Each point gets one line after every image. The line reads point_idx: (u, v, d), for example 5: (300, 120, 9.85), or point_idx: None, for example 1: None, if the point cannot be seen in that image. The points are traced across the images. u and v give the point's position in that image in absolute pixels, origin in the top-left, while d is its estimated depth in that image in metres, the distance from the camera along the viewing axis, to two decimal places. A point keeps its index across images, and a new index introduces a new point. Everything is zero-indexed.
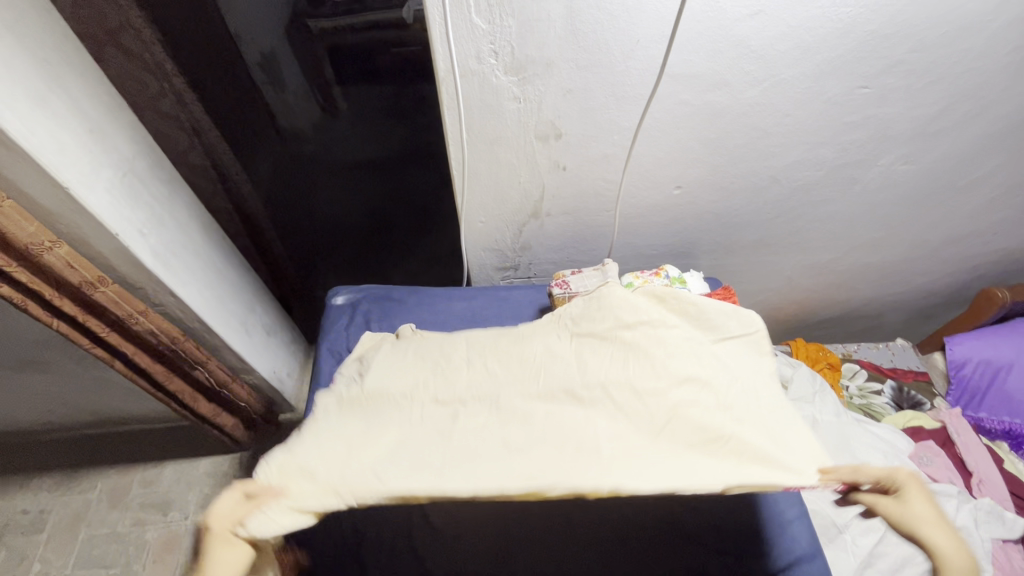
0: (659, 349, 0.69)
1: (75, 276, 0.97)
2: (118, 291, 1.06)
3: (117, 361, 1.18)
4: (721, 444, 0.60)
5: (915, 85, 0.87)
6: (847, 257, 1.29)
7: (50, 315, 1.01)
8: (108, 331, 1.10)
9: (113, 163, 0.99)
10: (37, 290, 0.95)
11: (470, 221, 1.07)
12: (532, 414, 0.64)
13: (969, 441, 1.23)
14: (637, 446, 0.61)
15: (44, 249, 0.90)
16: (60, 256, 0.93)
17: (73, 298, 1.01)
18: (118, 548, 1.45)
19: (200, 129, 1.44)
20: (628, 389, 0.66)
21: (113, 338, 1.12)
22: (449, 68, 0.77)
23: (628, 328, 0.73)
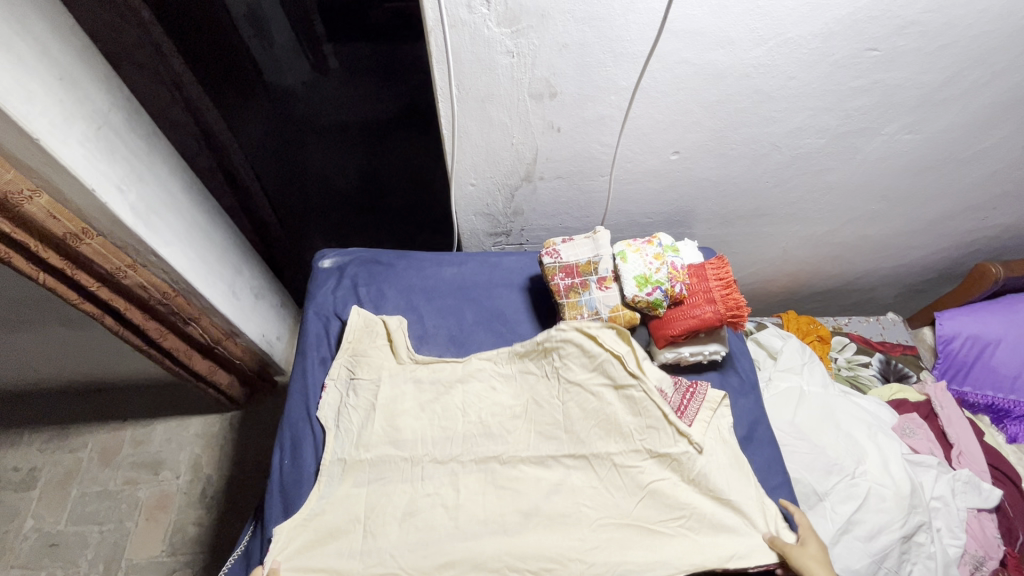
0: (637, 416, 0.89)
1: (60, 227, 0.92)
2: (105, 245, 1.01)
3: (107, 316, 1.15)
4: (682, 521, 0.83)
5: (926, 48, 0.83)
6: (843, 229, 1.27)
7: (33, 267, 0.97)
8: (97, 285, 1.06)
9: (87, 116, 0.94)
10: (19, 241, 0.90)
11: (461, 183, 1.04)
12: (522, 481, 0.87)
13: (952, 414, 1.24)
14: (613, 534, 0.83)
15: (24, 198, 0.85)
16: (42, 207, 0.88)
17: (58, 250, 0.97)
18: (110, 506, 1.47)
19: (181, 83, 1.39)
20: (609, 462, 0.88)
21: (103, 293, 1.08)
22: (439, 18, 0.73)
23: (611, 390, 0.91)
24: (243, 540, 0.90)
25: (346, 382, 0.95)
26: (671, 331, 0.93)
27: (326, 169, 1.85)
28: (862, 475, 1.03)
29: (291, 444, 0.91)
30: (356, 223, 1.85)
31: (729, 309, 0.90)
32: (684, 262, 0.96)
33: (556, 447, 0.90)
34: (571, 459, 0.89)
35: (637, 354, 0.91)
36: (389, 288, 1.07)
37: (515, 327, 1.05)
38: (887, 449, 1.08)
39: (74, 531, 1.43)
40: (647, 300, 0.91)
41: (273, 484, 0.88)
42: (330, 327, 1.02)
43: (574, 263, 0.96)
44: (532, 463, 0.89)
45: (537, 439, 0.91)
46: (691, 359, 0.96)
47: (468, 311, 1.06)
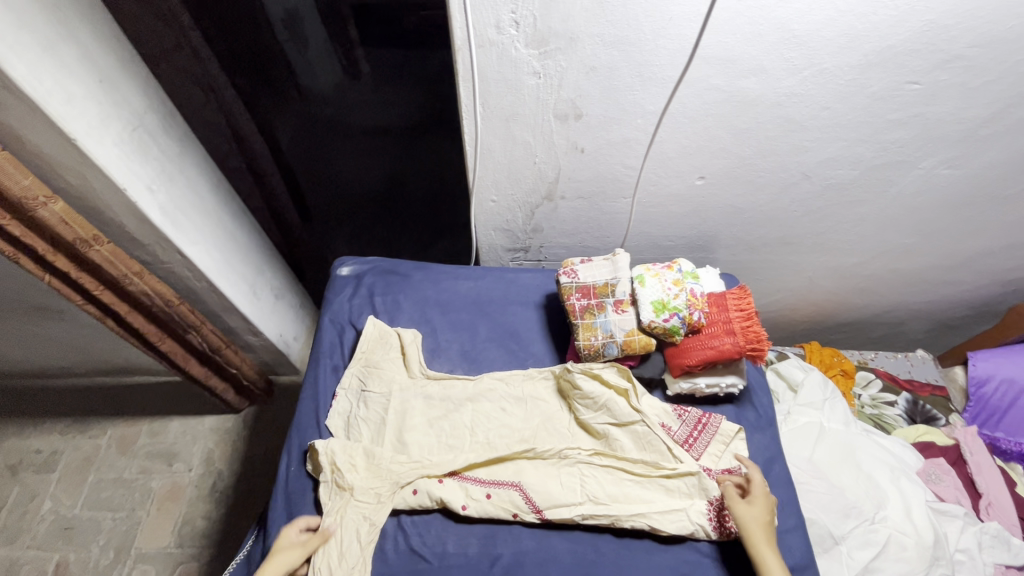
0: (643, 449, 0.89)
1: (70, 233, 0.98)
2: (113, 251, 1.07)
3: (108, 317, 1.20)
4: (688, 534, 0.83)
5: (971, 83, 0.80)
6: (874, 261, 1.23)
7: (42, 269, 1.03)
8: (100, 289, 1.12)
9: (123, 117, 0.97)
10: (31, 245, 0.96)
11: (482, 199, 1.03)
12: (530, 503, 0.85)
13: (982, 461, 1.18)
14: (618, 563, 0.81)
15: (38, 204, 0.90)
16: (55, 213, 0.94)
17: (66, 255, 1.03)
18: (124, 493, 1.50)
19: (214, 87, 1.41)
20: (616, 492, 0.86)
21: (107, 296, 1.14)
22: (467, 38, 0.73)
23: (619, 427, 0.91)
24: (247, 544, 0.91)
25: (357, 392, 0.95)
26: (687, 361, 0.90)
27: (353, 174, 1.90)
28: (882, 520, 0.99)
29: (300, 450, 0.91)
30: (378, 227, 1.85)
31: (748, 341, 0.88)
32: (705, 290, 0.94)
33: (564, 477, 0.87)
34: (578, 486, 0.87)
35: (637, 390, 0.91)
36: (405, 300, 1.07)
37: (529, 346, 1.04)
38: (910, 494, 1.04)
39: (88, 516, 1.47)
40: (664, 326, 0.88)
41: (279, 489, 0.88)
42: (345, 335, 1.03)
43: (591, 284, 0.94)
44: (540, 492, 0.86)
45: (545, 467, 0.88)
46: (707, 391, 0.93)
47: (482, 326, 1.05)
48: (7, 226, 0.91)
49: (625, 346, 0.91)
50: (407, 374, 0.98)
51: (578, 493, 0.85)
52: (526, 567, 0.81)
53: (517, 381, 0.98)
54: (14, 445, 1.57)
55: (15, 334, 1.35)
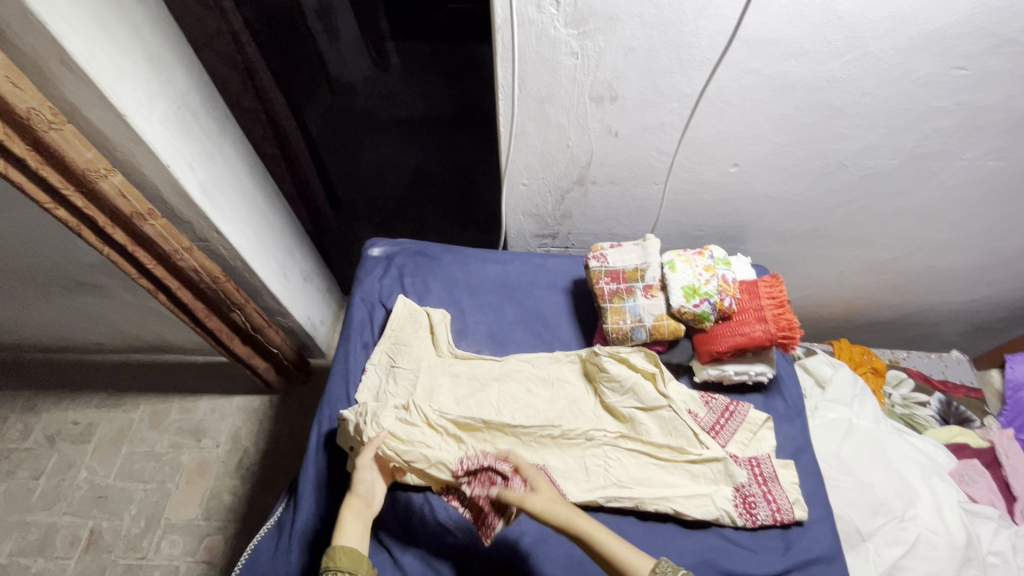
0: (669, 433, 0.89)
1: (127, 207, 1.01)
2: (166, 227, 1.10)
3: (160, 293, 1.24)
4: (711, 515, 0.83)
5: (1021, 68, 0.77)
6: (910, 257, 1.20)
7: (101, 241, 1.07)
8: (154, 264, 1.15)
9: (169, 95, 1.00)
10: (91, 216, 1.00)
11: (513, 183, 1.04)
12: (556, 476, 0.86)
13: (1019, 465, 1.14)
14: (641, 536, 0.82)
15: (100, 175, 0.94)
16: (114, 185, 0.97)
17: (124, 228, 1.06)
18: (155, 466, 1.55)
19: (252, 70, 1.45)
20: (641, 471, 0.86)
21: (159, 271, 1.17)
22: (508, 16, 0.73)
23: (646, 411, 0.90)
24: (277, 512, 0.93)
25: (386, 368, 0.97)
26: (716, 347, 0.89)
27: (382, 162, 1.95)
28: (912, 519, 0.98)
29: (329, 421, 0.93)
30: (407, 214, 1.91)
31: (780, 329, 0.87)
32: (736, 277, 0.93)
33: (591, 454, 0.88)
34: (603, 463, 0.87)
35: (665, 375, 0.91)
36: (434, 281, 1.09)
37: (555, 329, 1.04)
38: (941, 494, 1.02)
39: (121, 486, 1.52)
40: (694, 312, 0.88)
41: (311, 458, 0.91)
42: (375, 313, 1.05)
43: (620, 269, 0.94)
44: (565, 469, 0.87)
45: (570, 445, 0.89)
46: (735, 378, 0.92)
47: (510, 309, 1.06)
48: (69, 197, 0.95)
49: (653, 331, 0.91)
50: (435, 352, 0.99)
51: (601, 477, 0.86)
52: (549, 544, 0.82)
53: (543, 363, 0.98)
54: (53, 416, 1.63)
55: (59, 307, 1.41)
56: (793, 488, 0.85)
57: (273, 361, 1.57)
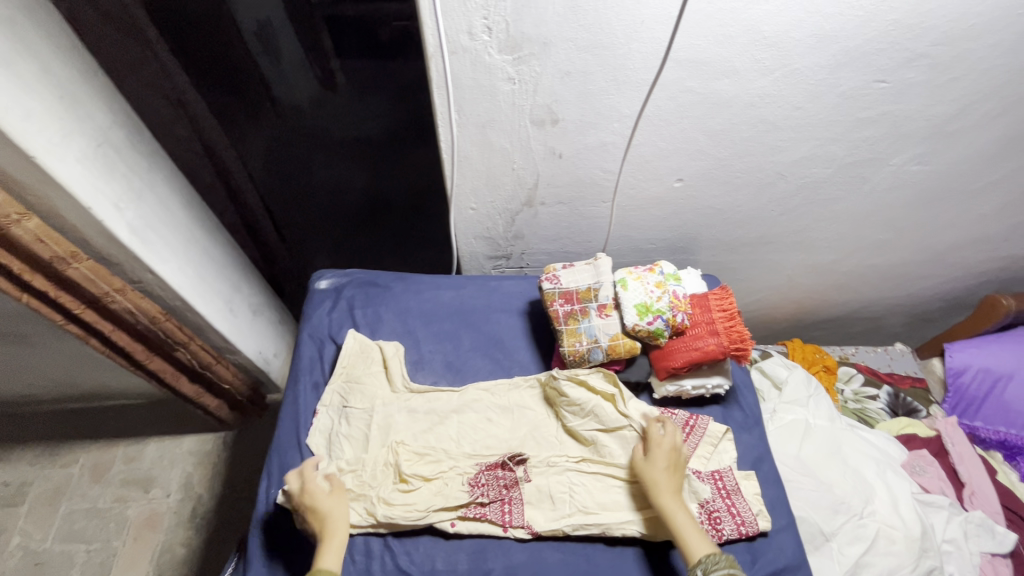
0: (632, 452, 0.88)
1: (47, 251, 0.94)
2: (93, 268, 1.03)
3: (92, 337, 1.16)
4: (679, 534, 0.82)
5: (936, 80, 0.81)
6: (850, 258, 1.25)
7: (19, 289, 0.99)
8: (82, 308, 1.08)
9: (87, 133, 0.94)
10: (5, 264, 0.93)
11: (461, 207, 1.02)
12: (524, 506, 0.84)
13: (964, 451, 1.20)
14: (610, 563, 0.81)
15: (11, 221, 0.88)
16: (29, 230, 0.91)
17: (45, 273, 0.99)
18: (99, 523, 1.44)
19: (185, 100, 1.46)
20: (608, 495, 0.85)
21: (88, 314, 1.10)
22: (438, 44, 0.72)
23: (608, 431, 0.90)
24: (229, 569, 0.90)
25: (338, 409, 0.92)
26: (673, 363, 0.89)
27: (333, 184, 1.87)
28: (871, 515, 1.00)
29: (280, 471, 0.88)
30: (359, 241, 1.80)
31: (733, 342, 0.88)
32: (687, 291, 0.93)
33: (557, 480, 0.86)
34: (570, 488, 0.85)
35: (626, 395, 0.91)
36: (386, 311, 1.05)
37: (513, 354, 1.03)
38: (896, 487, 1.05)
39: (61, 549, 1.40)
40: (648, 329, 0.88)
41: (259, 513, 0.86)
42: (325, 350, 1.01)
43: (573, 289, 0.93)
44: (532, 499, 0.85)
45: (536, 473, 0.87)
46: (693, 392, 0.93)
47: (466, 336, 1.04)
48: None
49: (610, 351, 0.90)
50: (389, 389, 0.95)
51: (566, 504, 0.84)
52: None
53: (502, 390, 0.96)
54: None
55: None
56: (755, 499, 0.86)
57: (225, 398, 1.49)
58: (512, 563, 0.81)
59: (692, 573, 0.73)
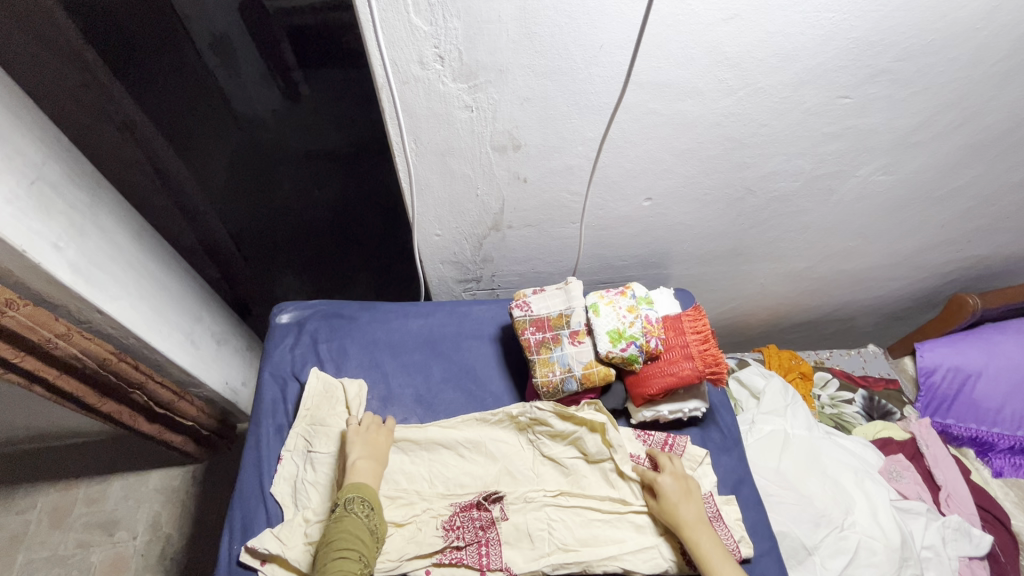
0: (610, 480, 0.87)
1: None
2: (31, 315, 0.94)
3: (35, 385, 1.07)
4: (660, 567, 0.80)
5: (898, 95, 0.81)
6: (820, 265, 1.25)
7: None
8: (22, 356, 1.00)
9: (17, 170, 0.87)
10: None
11: (426, 233, 0.99)
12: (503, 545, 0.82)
13: (938, 453, 1.22)
14: None
15: None
16: None
17: None
18: (60, 573, 1.36)
19: (131, 123, 1.36)
20: (587, 529, 0.83)
21: (29, 363, 1.01)
22: (388, 75, 0.68)
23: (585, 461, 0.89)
24: None
25: (304, 455, 0.88)
26: (649, 390, 0.87)
27: (298, 203, 1.81)
28: (851, 526, 1.00)
29: (242, 526, 0.84)
30: (327, 261, 1.74)
31: (707, 365, 0.87)
32: (660, 313, 0.91)
33: (536, 517, 0.84)
34: (550, 523, 0.83)
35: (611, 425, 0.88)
36: (352, 345, 1.01)
37: (486, 384, 0.99)
38: (875, 496, 1.05)
39: None
40: (622, 356, 0.85)
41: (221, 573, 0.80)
42: (288, 389, 0.96)
43: (545, 316, 0.90)
44: (511, 538, 0.82)
45: (514, 510, 0.85)
46: (671, 417, 0.91)
47: (436, 366, 1.00)
48: None
49: (584, 379, 0.88)
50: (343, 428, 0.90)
51: (546, 543, 0.81)
52: None
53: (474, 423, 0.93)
54: None
55: None
56: (737, 524, 0.85)
57: (189, 433, 1.42)
58: None
59: None
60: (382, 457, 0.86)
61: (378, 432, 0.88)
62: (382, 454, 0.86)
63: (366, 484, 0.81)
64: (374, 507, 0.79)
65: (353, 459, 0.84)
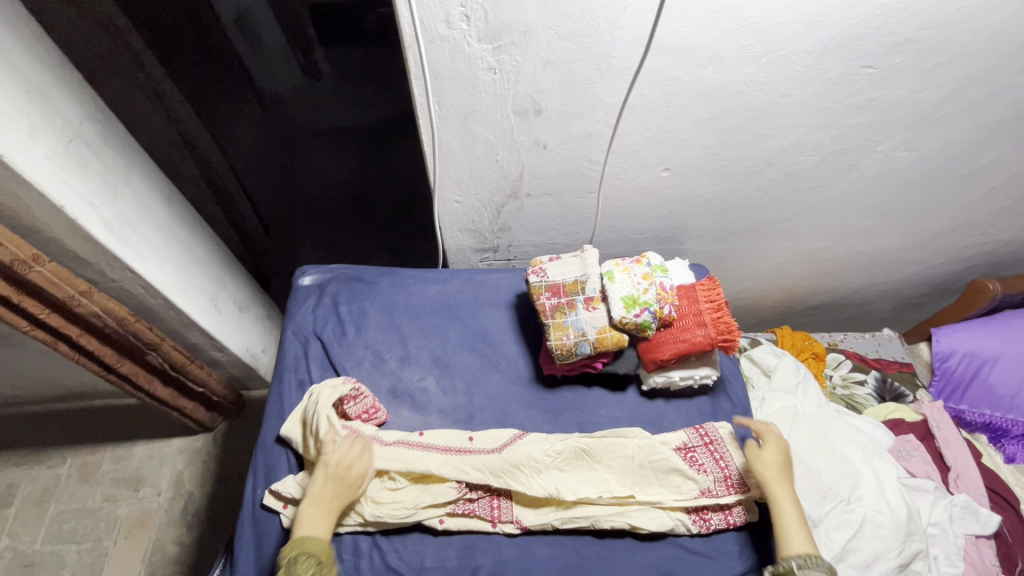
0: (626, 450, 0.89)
1: (5, 253, 0.91)
2: (55, 270, 1.00)
3: (60, 344, 1.13)
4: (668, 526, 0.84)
5: (923, 66, 0.80)
6: (838, 245, 1.24)
7: None
8: (47, 313, 1.05)
9: (56, 128, 0.90)
10: None
11: (446, 200, 1.01)
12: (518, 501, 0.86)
13: (949, 435, 1.22)
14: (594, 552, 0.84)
15: None
16: None
17: (6, 278, 0.96)
18: (89, 523, 1.43)
19: (161, 94, 1.41)
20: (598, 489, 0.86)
21: (54, 320, 1.07)
22: (415, 34, 0.70)
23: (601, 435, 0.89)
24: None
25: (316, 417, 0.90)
26: (660, 355, 0.89)
27: (318, 176, 1.84)
28: (858, 500, 1.01)
29: (265, 472, 0.89)
30: (345, 234, 1.77)
31: (720, 332, 0.88)
32: (674, 282, 0.93)
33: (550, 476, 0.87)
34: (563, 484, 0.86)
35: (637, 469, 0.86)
36: (371, 307, 1.04)
37: (502, 349, 1.02)
38: (883, 472, 1.06)
39: (51, 551, 1.39)
40: (636, 322, 0.87)
41: (246, 514, 0.86)
42: (310, 347, 0.99)
43: (561, 282, 0.92)
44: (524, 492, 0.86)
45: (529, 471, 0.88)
46: (682, 383, 0.94)
47: (452, 330, 1.03)
48: None
49: (597, 344, 0.89)
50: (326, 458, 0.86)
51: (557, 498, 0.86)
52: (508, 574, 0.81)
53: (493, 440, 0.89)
54: None
55: None
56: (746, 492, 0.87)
57: (201, 399, 1.46)
58: (504, 556, 0.83)
59: (785, 559, 0.75)
60: (336, 505, 0.79)
61: (348, 468, 0.81)
62: (343, 494, 0.80)
63: (313, 536, 0.75)
64: (325, 563, 0.73)
65: (303, 508, 0.78)
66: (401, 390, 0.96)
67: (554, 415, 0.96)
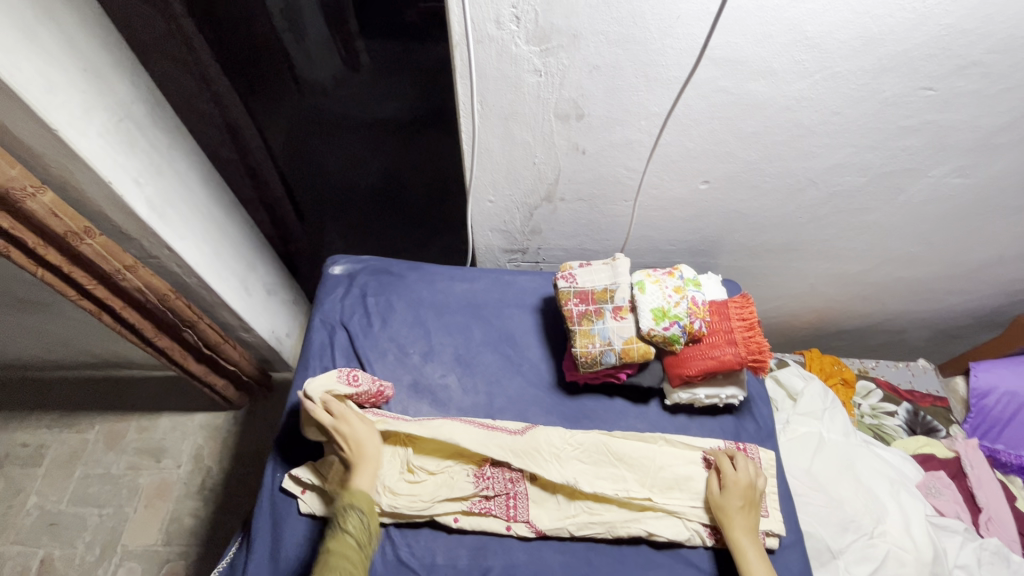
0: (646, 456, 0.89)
1: (61, 226, 0.93)
2: (105, 245, 1.02)
3: (105, 314, 1.16)
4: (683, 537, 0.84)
5: (987, 90, 0.77)
6: (878, 269, 1.20)
7: (34, 263, 0.99)
8: (94, 285, 1.07)
9: (109, 106, 0.93)
10: (20, 237, 0.92)
11: (479, 199, 1.01)
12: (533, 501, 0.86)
13: (982, 475, 1.17)
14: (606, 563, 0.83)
15: (27, 194, 0.86)
16: (44, 204, 0.89)
17: (58, 249, 0.98)
18: (112, 489, 1.47)
19: (210, 80, 1.43)
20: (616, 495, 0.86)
21: (101, 292, 1.10)
22: (464, 32, 0.70)
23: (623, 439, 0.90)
24: (229, 553, 0.94)
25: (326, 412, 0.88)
26: (686, 371, 0.88)
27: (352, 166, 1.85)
28: (881, 535, 0.98)
29: (286, 454, 0.90)
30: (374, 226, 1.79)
31: (750, 352, 0.86)
32: (706, 297, 0.91)
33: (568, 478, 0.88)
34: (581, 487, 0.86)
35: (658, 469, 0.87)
36: (398, 300, 1.04)
37: (525, 352, 1.01)
38: (911, 508, 1.02)
39: (74, 512, 1.44)
40: (664, 335, 0.85)
41: (265, 495, 0.88)
42: (336, 336, 1.00)
43: (589, 289, 0.92)
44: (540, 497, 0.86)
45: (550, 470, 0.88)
46: (706, 401, 0.92)
47: (477, 330, 1.03)
48: None
49: (623, 354, 0.88)
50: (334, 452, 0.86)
51: (572, 505, 0.85)
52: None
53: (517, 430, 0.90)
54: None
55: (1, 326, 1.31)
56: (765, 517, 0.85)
57: (232, 377, 1.49)
58: (514, 560, 0.82)
59: None
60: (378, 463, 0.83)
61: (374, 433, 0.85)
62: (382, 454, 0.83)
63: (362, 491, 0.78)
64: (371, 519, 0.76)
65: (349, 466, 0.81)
66: (422, 385, 0.96)
67: (573, 423, 0.95)
